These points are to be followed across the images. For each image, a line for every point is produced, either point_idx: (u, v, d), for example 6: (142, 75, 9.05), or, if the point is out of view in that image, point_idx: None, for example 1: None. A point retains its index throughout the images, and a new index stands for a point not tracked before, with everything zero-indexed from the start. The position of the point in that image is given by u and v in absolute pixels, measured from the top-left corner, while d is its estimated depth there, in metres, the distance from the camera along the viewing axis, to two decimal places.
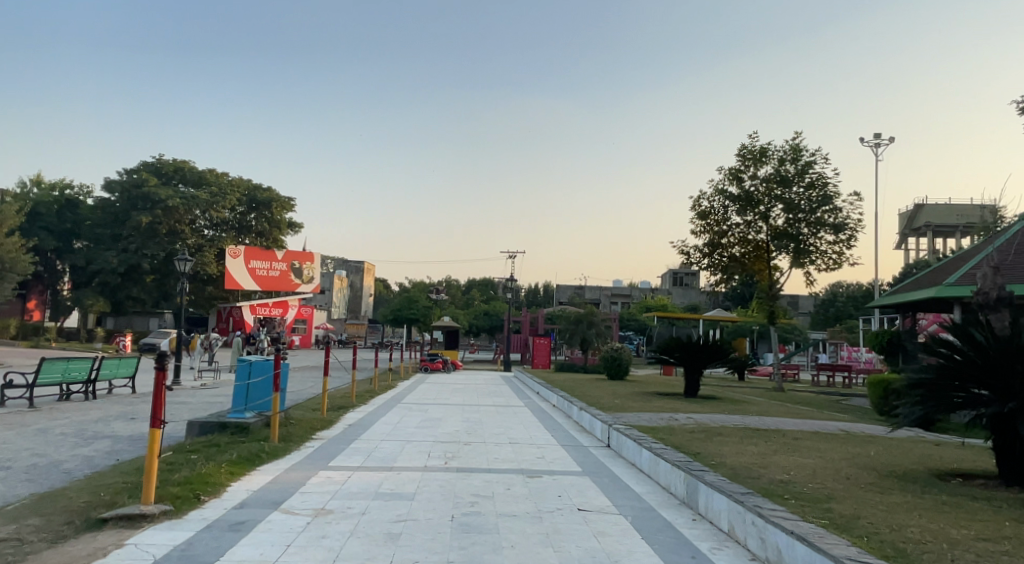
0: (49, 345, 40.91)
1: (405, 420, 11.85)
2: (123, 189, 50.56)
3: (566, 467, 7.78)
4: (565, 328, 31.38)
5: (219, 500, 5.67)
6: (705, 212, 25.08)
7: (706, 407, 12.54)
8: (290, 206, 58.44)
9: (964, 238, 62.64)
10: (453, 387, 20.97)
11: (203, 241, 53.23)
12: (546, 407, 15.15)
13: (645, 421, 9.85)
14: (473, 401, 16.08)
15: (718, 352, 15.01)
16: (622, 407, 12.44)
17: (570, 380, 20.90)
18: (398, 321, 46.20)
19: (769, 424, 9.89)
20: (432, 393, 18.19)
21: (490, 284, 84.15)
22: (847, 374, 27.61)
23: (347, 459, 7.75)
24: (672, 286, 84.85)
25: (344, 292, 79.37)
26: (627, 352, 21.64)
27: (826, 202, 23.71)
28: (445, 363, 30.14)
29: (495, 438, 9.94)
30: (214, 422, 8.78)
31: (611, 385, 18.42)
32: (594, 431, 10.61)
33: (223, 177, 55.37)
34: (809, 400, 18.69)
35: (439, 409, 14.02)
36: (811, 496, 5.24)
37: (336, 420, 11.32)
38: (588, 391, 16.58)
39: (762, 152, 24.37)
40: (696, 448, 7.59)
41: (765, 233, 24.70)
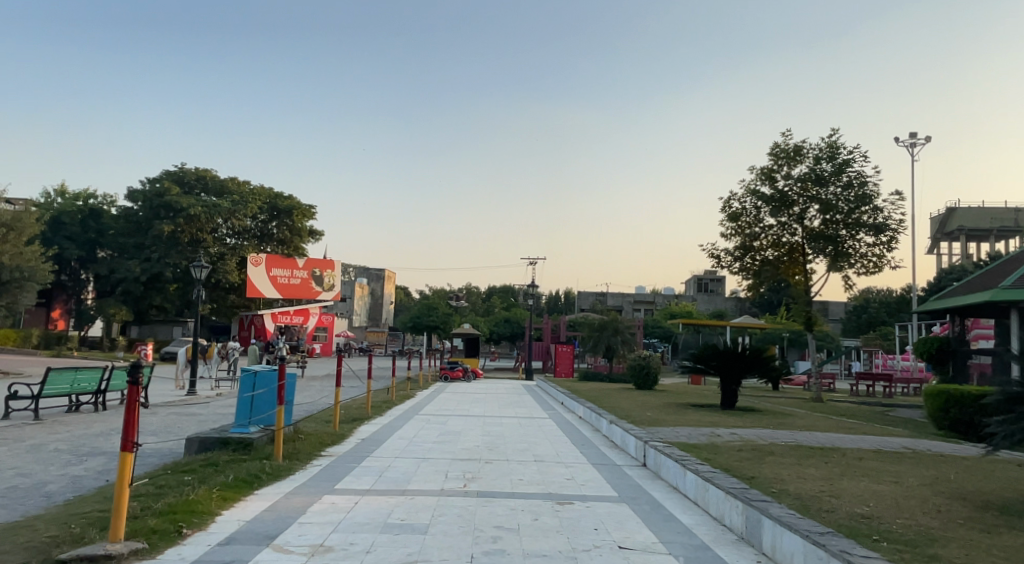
0: (71, 354, 41.15)
1: (422, 434, 11.08)
2: (146, 198, 50.62)
3: (601, 491, 6.91)
4: (588, 335, 30.45)
5: (204, 533, 4.93)
6: (736, 214, 24.12)
7: (746, 421, 11.56)
8: (311, 214, 58.15)
9: (999, 242, 60.38)
10: (474, 396, 20.17)
11: (225, 249, 52.78)
12: (571, 419, 14.26)
13: (684, 438, 8.93)
14: (495, 413, 15.24)
15: (758, 362, 14.03)
16: (656, 420, 11.52)
17: (596, 390, 20.00)
18: (418, 329, 45.59)
19: (823, 441, 8.92)
20: (452, 403, 17.40)
21: (511, 291, 83.36)
22: (887, 384, 26.25)
23: (355, 481, 6.96)
24: (696, 293, 83.23)
25: (365, 300, 79.22)
26: (656, 360, 20.67)
27: (865, 202, 22.56)
28: (465, 371, 29.41)
29: (519, 455, 9.11)
30: (215, 438, 8.08)
31: (639, 395, 17.46)
32: (627, 447, 9.69)
33: (244, 185, 55.44)
34: (853, 412, 17.53)
35: (459, 421, 13.23)
36: (906, 536, 4.30)
37: (348, 434, 10.59)
38: (616, 402, 15.65)
39: (796, 151, 23.38)
40: (748, 471, 6.68)
41: (800, 235, 23.65)
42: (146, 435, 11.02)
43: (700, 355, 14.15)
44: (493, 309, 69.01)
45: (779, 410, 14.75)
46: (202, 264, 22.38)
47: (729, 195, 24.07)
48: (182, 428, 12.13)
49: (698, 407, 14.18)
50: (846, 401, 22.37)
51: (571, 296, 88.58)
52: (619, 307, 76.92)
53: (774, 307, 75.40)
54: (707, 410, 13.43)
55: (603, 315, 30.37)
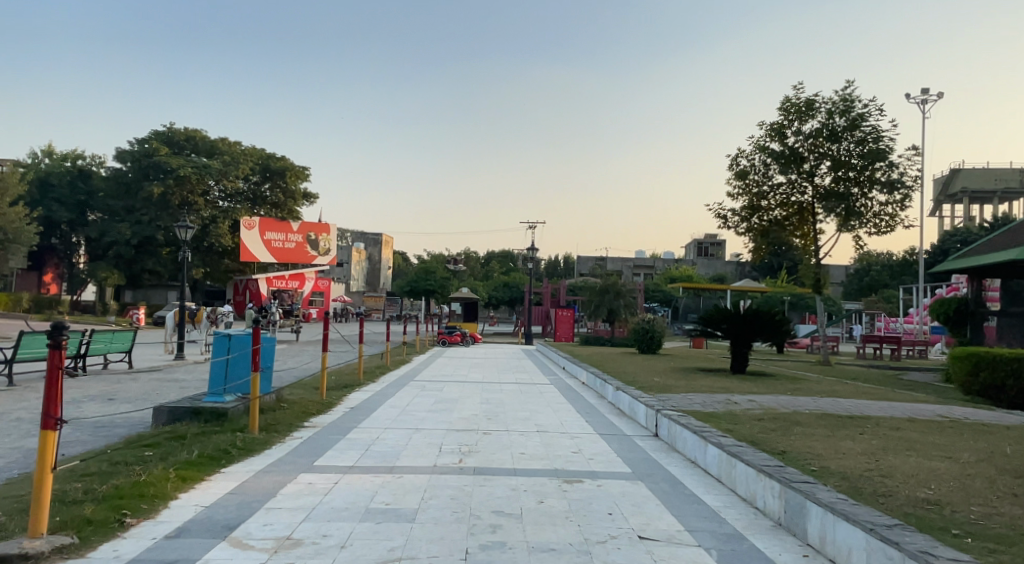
0: (61, 318, 40.45)
1: (415, 402, 10.36)
2: (134, 159, 49.23)
3: (612, 466, 6.19)
4: (589, 299, 29.68)
5: (151, 523, 4.17)
6: (744, 172, 23.09)
7: (761, 387, 10.83)
8: (305, 175, 56.50)
9: (1003, 204, 59.33)
10: (472, 362, 19.49)
11: (218, 212, 51.58)
12: (574, 385, 13.56)
13: (700, 406, 8.20)
14: (494, 378, 14.54)
15: (771, 324, 13.22)
16: (666, 386, 10.82)
17: (598, 354, 19.35)
18: (415, 293, 44.81)
19: (850, 408, 8.19)
20: (450, 369, 16.70)
21: (509, 255, 82.42)
22: (895, 347, 25.64)
23: (337, 456, 6.22)
24: (697, 257, 82.37)
25: (362, 265, 78.28)
26: (660, 323, 19.93)
27: (879, 158, 21.56)
28: (463, 336, 28.77)
29: (520, 424, 8.39)
30: (185, 408, 7.34)
31: (643, 360, 16.78)
32: (635, 416, 8.97)
33: (236, 146, 53.88)
34: (865, 376, 16.90)
35: (456, 388, 12.53)
36: (992, 529, 3.54)
37: (336, 402, 9.86)
38: (620, 367, 14.95)
39: (808, 105, 22.33)
40: (777, 444, 5.94)
41: (810, 194, 22.68)
42: (120, 402, 10.29)
43: (710, 318, 13.33)
44: (491, 273, 68.20)
45: (792, 375, 14.06)
46: (187, 225, 21.42)
47: (736, 152, 23.03)
48: (161, 394, 11.41)
49: (708, 372, 13.51)
50: (854, 364, 21.76)
51: (570, 260, 87.70)
52: (619, 271, 76.14)
53: (775, 271, 74.65)
54: (719, 376, 12.79)
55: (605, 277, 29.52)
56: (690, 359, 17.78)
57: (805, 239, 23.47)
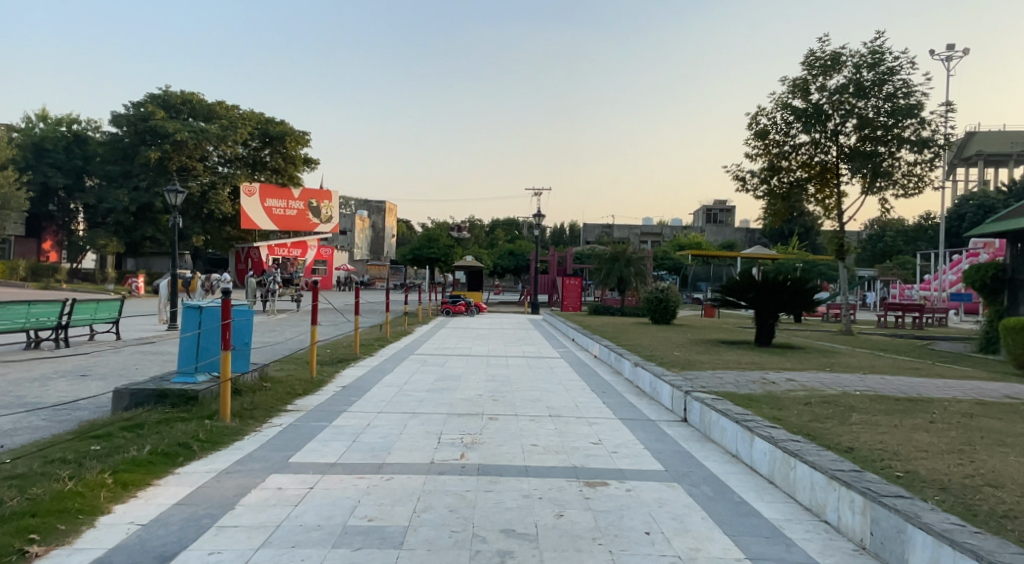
0: (59, 287, 39.79)
1: (414, 380, 9.41)
2: (130, 123, 47.82)
3: (642, 463, 5.25)
4: (598, 267, 28.60)
5: (63, 552, 3.27)
6: (763, 131, 21.75)
7: (794, 362, 9.83)
8: (305, 140, 55.41)
9: (1019, 167, 57.50)
10: (477, 333, 18.54)
11: (217, 177, 50.37)
12: (586, 359, 12.61)
13: (733, 387, 7.24)
14: (500, 352, 13.59)
15: (802, 296, 12.12)
16: (688, 361, 9.85)
17: (609, 325, 18.40)
18: (418, 261, 43.77)
19: (904, 389, 7.22)
20: (453, 341, 15.76)
21: (514, 223, 81.07)
22: (918, 316, 24.52)
23: (317, 450, 5.31)
24: (705, 224, 80.85)
25: (365, 233, 77.23)
26: (675, 292, 18.90)
27: (910, 114, 20.14)
28: (468, 305, 27.88)
29: (529, 407, 7.46)
30: (150, 391, 6.46)
31: (658, 331, 15.82)
32: (658, 397, 8.01)
33: (233, 110, 52.31)
34: (893, 347, 15.90)
35: (459, 362, 11.58)
36: None
37: (327, 380, 8.93)
38: (635, 339, 13.96)
39: (834, 59, 20.95)
40: (841, 437, 4.98)
41: (834, 154, 21.37)
42: (93, 380, 9.43)
43: (735, 284, 12.22)
44: (496, 241, 67.02)
45: (821, 348, 13.03)
46: (176, 189, 20.37)
47: (756, 110, 21.69)
48: (139, 370, 10.52)
49: (729, 344, 12.53)
50: (877, 334, 20.74)
51: (576, 228, 86.29)
52: (626, 239, 74.82)
53: (786, 238, 73.19)
54: (743, 348, 11.81)
55: (616, 244, 28.33)
56: (707, 330, 16.81)
57: (827, 202, 22.11)
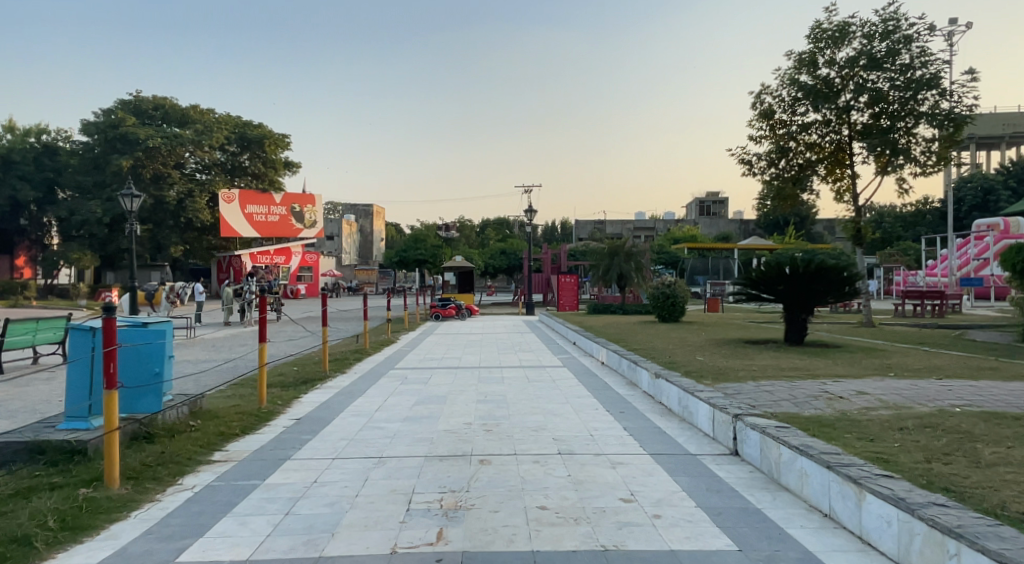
0: (29, 305, 37.83)
1: (390, 404, 7.71)
2: (99, 131, 45.79)
3: (705, 538, 3.58)
4: (595, 263, 26.93)
5: None
6: (769, 110, 20.13)
7: (845, 366, 8.22)
8: (285, 143, 53.75)
9: (1012, 148, 56.45)
10: (468, 340, 16.85)
11: (194, 185, 48.48)
12: (591, 367, 10.97)
13: (795, 408, 5.61)
14: (492, 363, 11.90)
15: (841, 286, 10.45)
16: (718, 368, 8.25)
17: (612, 325, 16.80)
18: (405, 264, 42.04)
19: (1011, 402, 5.62)
20: (441, 351, 14.05)
21: (504, 222, 79.46)
22: (938, 303, 23.01)
23: (228, 538, 3.63)
24: (698, 217, 79.59)
25: (353, 238, 75.39)
26: (683, 286, 17.23)
27: (929, 86, 18.60)
28: (458, 308, 26.23)
29: (533, 440, 5.80)
30: (20, 446, 4.78)
31: (668, 331, 14.19)
32: (693, 420, 6.34)
33: (208, 115, 50.39)
34: (925, 338, 14.38)
35: (444, 378, 9.88)
36: None
37: (282, 411, 7.25)
38: (646, 341, 12.35)
39: (842, 31, 19.39)
40: (1002, 496, 3.33)
41: (846, 133, 19.81)
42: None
43: (765, 274, 10.49)
44: (486, 241, 65.38)
45: (859, 345, 11.42)
46: (132, 194, 18.59)
47: (759, 89, 20.08)
48: (62, 404, 8.77)
49: (753, 344, 10.92)
50: (899, 324, 19.23)
51: (568, 225, 84.85)
52: (619, 235, 73.35)
53: (781, 228, 72.06)
54: (772, 348, 10.20)
55: (613, 239, 26.67)
56: (721, 328, 15.21)
57: (840, 185, 20.57)
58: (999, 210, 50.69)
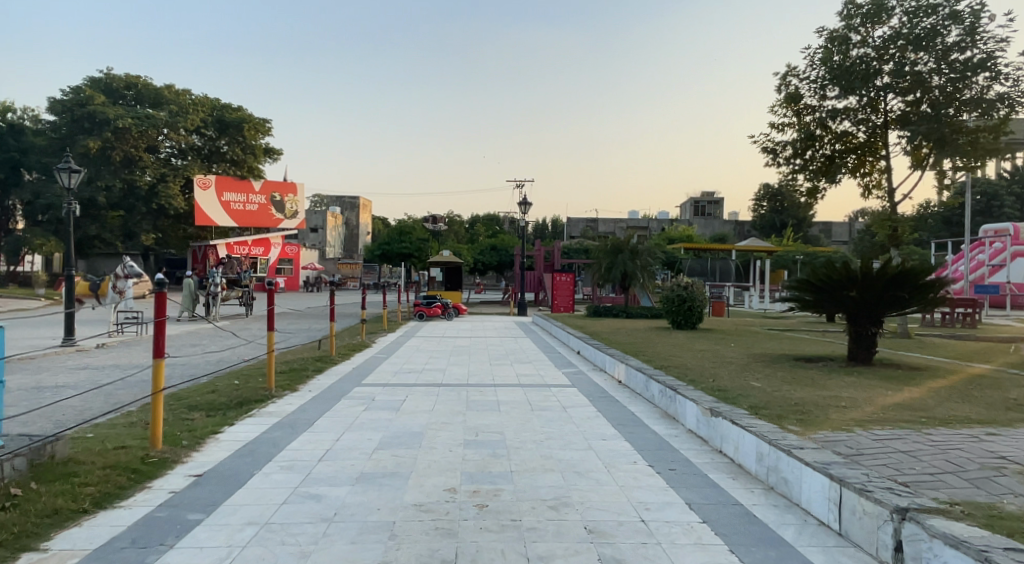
0: None
1: (343, 447, 5.48)
2: (66, 109, 42.69)
3: None
4: (597, 260, 24.56)
5: None
6: (795, 95, 18.08)
7: (961, 403, 6.05)
8: (265, 128, 50.92)
9: None
10: (455, 345, 14.61)
11: (167, 169, 45.73)
12: (606, 387, 8.77)
13: (988, 497, 3.40)
14: (484, 379, 9.69)
15: (921, 296, 8.28)
16: (795, 403, 6.08)
17: (619, 332, 14.64)
18: (388, 258, 39.60)
19: None
20: (422, 360, 11.79)
21: (495, 218, 77.07)
22: (971, 311, 20.96)
23: None
24: (693, 217, 77.69)
25: (338, 231, 72.72)
26: (701, 288, 15.03)
27: (980, 70, 16.29)
28: (444, 308, 23.95)
29: (559, 535, 3.59)
30: None
31: (690, 341, 12.02)
32: (798, 500, 4.12)
33: (184, 95, 47.32)
34: (984, 352, 12.34)
35: (422, 402, 7.63)
36: None
37: (185, 461, 5.00)
38: (670, 353, 10.20)
39: (880, 6, 17.19)
40: None
41: (881, 121, 17.72)
42: None
43: (828, 278, 8.48)
44: (476, 237, 63.06)
45: (936, 364, 9.25)
46: (70, 168, 16.08)
47: (785, 71, 18.05)
48: None
49: (808, 362, 8.76)
50: (935, 335, 17.23)
51: (559, 222, 82.77)
52: (612, 233, 71.33)
53: (776, 230, 70.37)
54: (838, 370, 8.06)
55: (616, 235, 24.41)
56: (750, 339, 13.10)
57: (870, 179, 18.59)
58: (1003, 216, 49.17)
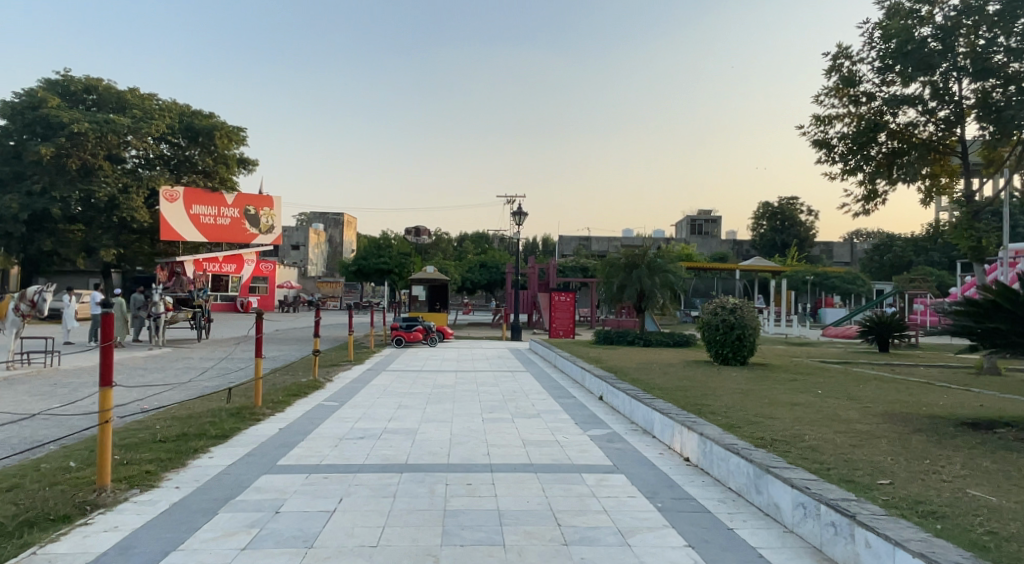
0: None
1: None
2: (17, 113, 38.56)
3: None
4: (609, 277, 21.21)
5: None
6: (849, 78, 15.32)
7: None
8: (239, 137, 47.44)
9: None
10: (437, 384, 11.18)
11: (131, 179, 41.94)
12: (671, 474, 5.47)
13: None
14: (473, 449, 6.30)
15: None
16: None
17: (646, 367, 11.34)
18: (365, 274, 36.15)
19: None
20: (385, 411, 8.39)
21: (483, 235, 73.89)
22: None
23: None
24: (689, 235, 74.85)
25: (320, 248, 69.19)
26: (751, 311, 11.74)
27: None
28: (427, 331, 20.55)
29: None
30: None
31: (759, 385, 8.72)
32: None
33: (150, 100, 43.52)
34: None
35: (362, 522, 4.17)
36: None
37: None
38: (749, 409, 6.92)
39: None
40: None
41: (953, 111, 14.70)
42: None
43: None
44: (464, 254, 59.77)
45: None
46: None
47: (836, 51, 15.45)
48: None
49: (991, 434, 5.52)
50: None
51: (550, 240, 79.64)
52: (607, 252, 68.17)
53: (777, 249, 67.68)
54: None
55: (631, 247, 21.18)
56: (828, 381, 9.83)
57: (935, 182, 15.78)
58: None
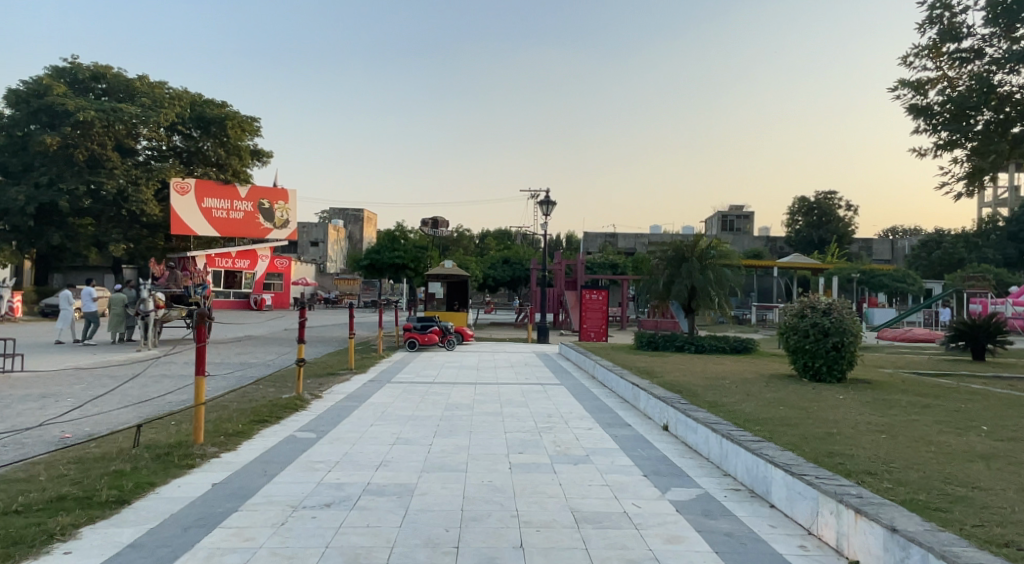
0: None
1: None
2: (22, 100, 37.00)
3: None
4: (655, 272, 18.76)
5: None
6: (948, 31, 12.78)
7: None
8: (252, 127, 45.89)
9: None
10: (451, 403, 8.81)
11: (141, 171, 40.34)
12: None
13: None
14: (500, 535, 3.92)
15: None
16: None
17: (718, 383, 8.87)
18: (379, 269, 33.96)
19: None
20: (377, 450, 6.07)
21: (505, 232, 71.61)
22: None
23: None
24: (720, 232, 71.81)
25: (339, 245, 67.60)
26: (854, 316, 9.12)
27: None
28: (442, 333, 18.24)
29: None
30: None
31: (894, 420, 6.20)
32: None
33: (160, 88, 41.96)
34: None
35: None
36: None
37: None
38: (922, 468, 4.45)
39: None
40: None
41: None
42: None
43: None
44: (487, 250, 57.62)
45: None
46: None
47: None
48: None
49: None
50: None
51: (575, 237, 77.10)
52: (634, 249, 65.47)
53: (814, 246, 64.35)
54: None
55: (679, 239, 18.69)
56: (973, 410, 7.28)
57: None
58: None
